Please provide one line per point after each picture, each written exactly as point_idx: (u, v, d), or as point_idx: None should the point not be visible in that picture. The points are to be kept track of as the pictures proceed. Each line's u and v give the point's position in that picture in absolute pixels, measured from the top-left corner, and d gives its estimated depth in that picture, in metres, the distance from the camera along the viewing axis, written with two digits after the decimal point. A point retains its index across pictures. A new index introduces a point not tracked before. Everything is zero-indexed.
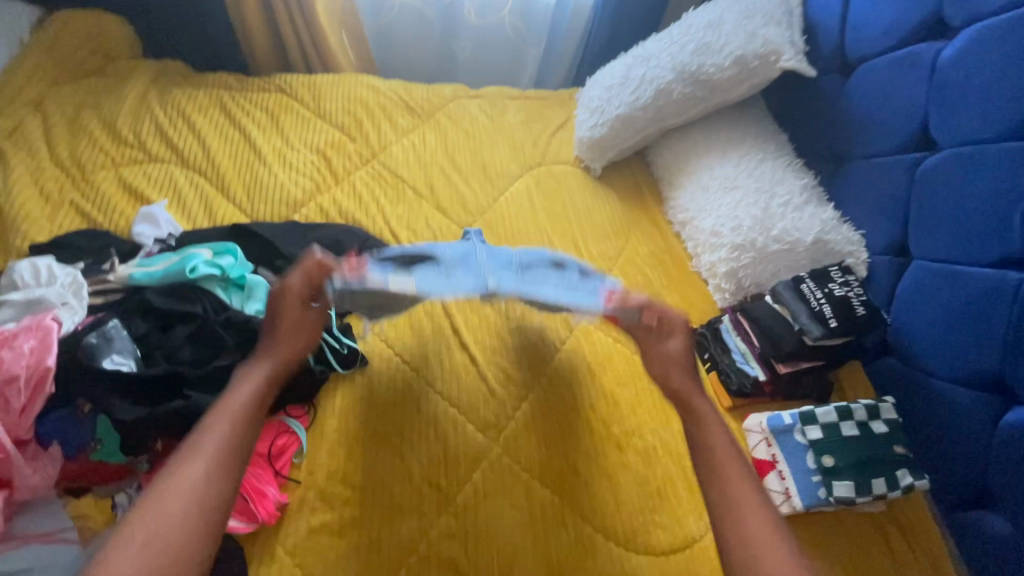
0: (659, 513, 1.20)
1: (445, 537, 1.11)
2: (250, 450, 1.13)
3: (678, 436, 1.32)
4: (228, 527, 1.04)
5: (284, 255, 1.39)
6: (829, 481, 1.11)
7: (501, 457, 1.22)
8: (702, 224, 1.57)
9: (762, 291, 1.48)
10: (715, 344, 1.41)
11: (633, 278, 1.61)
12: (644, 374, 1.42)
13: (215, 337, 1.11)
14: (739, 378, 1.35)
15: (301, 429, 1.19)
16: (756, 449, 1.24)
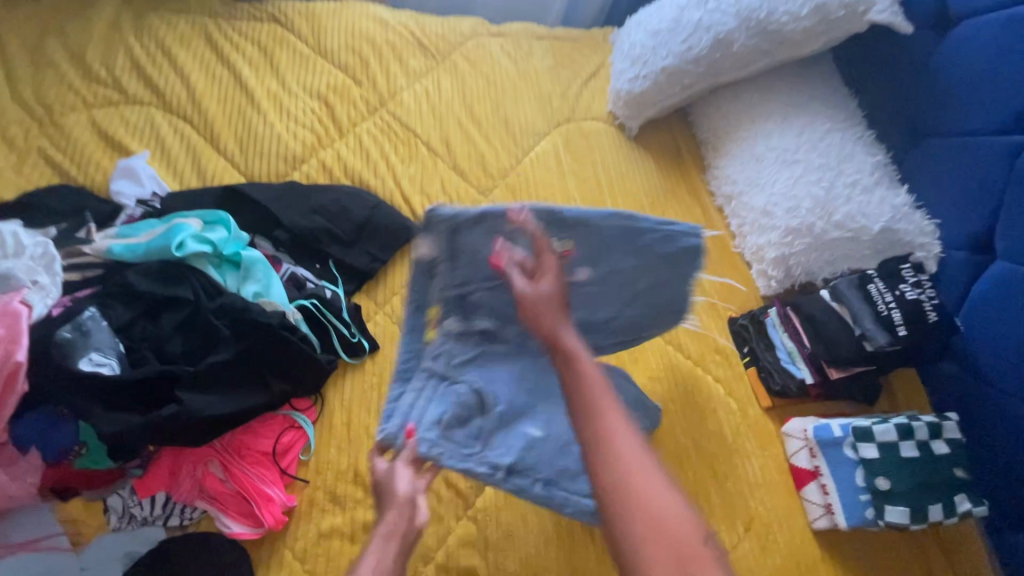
0: None
1: (463, 546, 1.05)
2: (252, 450, 1.02)
3: (711, 438, 1.24)
4: (233, 534, 0.96)
5: (284, 225, 1.23)
6: (878, 504, 1.04)
7: None
8: (754, 204, 1.39)
9: (813, 280, 1.34)
10: (759, 341, 1.29)
11: None
12: (678, 369, 1.31)
13: (210, 326, 0.98)
14: (783, 378, 1.24)
15: (309, 423, 1.09)
16: (796, 455, 1.19)
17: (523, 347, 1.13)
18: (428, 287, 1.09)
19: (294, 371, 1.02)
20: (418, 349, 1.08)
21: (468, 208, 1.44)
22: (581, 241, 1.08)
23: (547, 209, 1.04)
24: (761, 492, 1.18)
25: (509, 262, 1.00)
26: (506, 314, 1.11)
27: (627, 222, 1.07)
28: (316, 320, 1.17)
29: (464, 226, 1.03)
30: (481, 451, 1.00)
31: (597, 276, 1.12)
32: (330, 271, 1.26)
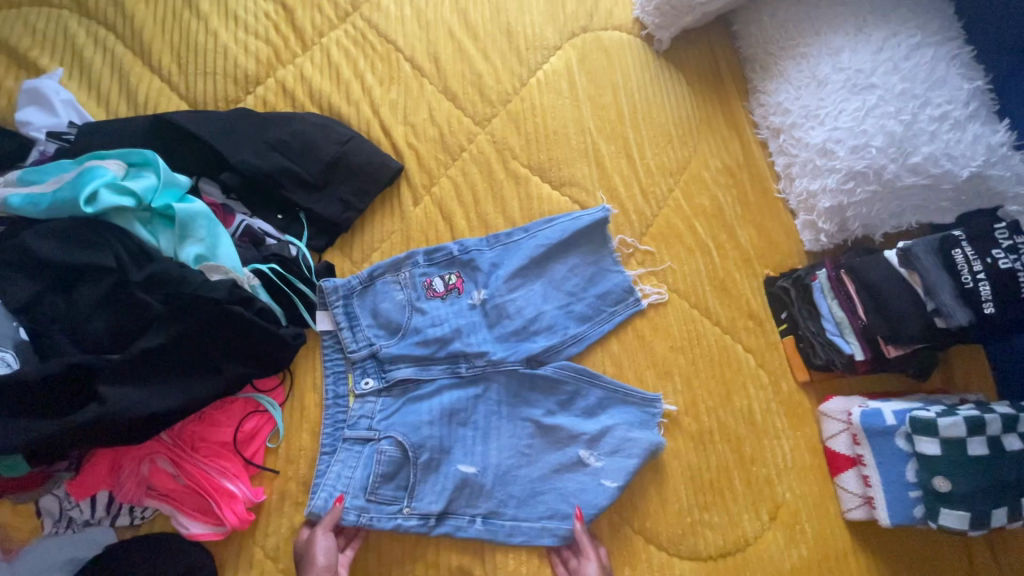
0: (709, 512, 1.02)
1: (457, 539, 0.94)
2: (207, 441, 0.88)
3: (739, 416, 1.08)
4: (191, 535, 0.85)
5: (233, 166, 1.00)
6: (931, 504, 0.91)
7: None
8: (809, 141, 1.15)
9: (873, 235, 1.15)
10: (799, 307, 1.12)
11: (699, 205, 1.24)
12: (704, 338, 1.13)
13: (137, 303, 0.79)
14: (828, 351, 1.07)
15: (276, 406, 0.94)
16: (834, 439, 1.05)
17: (478, 353, 1.01)
18: (394, 297, 1.02)
19: (249, 350, 0.85)
20: (360, 349, 0.99)
21: (461, 143, 1.20)
22: (513, 304, 1.05)
23: (495, 235, 1.09)
24: (791, 477, 1.05)
25: (443, 290, 1.03)
26: (477, 327, 1.03)
27: (568, 223, 1.11)
28: (279, 286, 0.99)
29: (420, 264, 1.04)
30: (405, 502, 0.92)
31: (545, 330, 1.05)
32: (297, 222, 1.06)
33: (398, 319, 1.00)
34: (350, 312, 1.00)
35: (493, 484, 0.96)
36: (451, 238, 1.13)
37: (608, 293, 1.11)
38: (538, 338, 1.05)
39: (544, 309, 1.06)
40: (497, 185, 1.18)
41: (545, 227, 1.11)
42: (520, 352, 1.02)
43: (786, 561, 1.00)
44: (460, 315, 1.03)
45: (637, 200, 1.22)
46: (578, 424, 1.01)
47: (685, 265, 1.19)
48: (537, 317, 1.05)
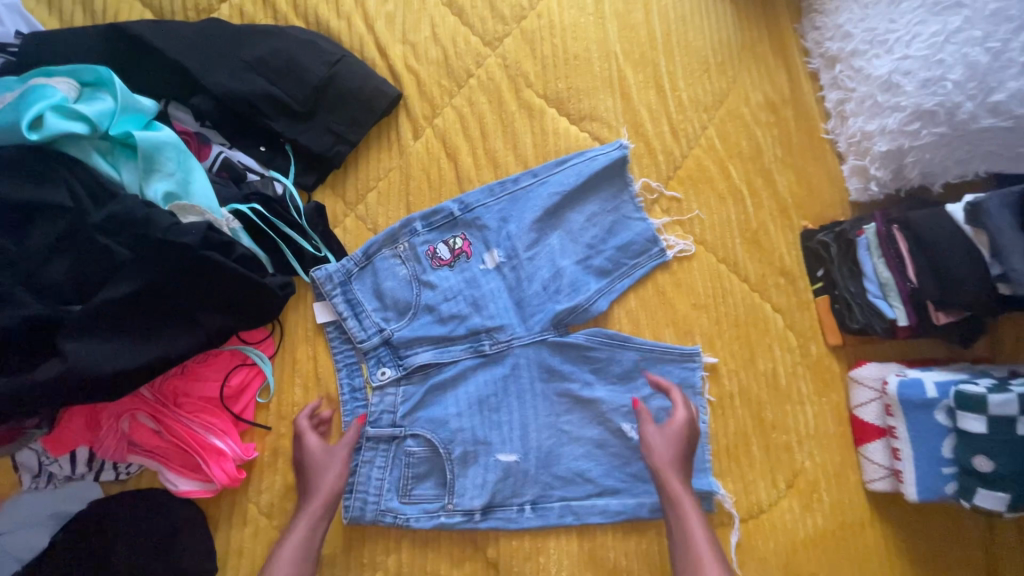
0: (723, 478, 0.97)
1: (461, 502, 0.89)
2: (192, 397, 0.82)
3: (763, 381, 1.01)
4: (180, 492, 0.80)
5: (206, 88, 0.87)
6: (966, 483, 0.86)
7: None
8: (872, 73, 0.99)
9: (931, 186, 1.01)
10: (840, 266, 1.01)
11: (735, 146, 1.10)
12: (729, 296, 1.04)
13: (100, 249, 0.71)
14: (866, 315, 0.98)
15: (265, 360, 0.87)
16: (863, 407, 0.98)
17: (500, 326, 0.92)
18: (397, 273, 0.92)
19: (230, 301, 0.77)
20: (369, 337, 0.90)
21: (468, 67, 1.05)
22: (532, 266, 0.95)
23: (493, 186, 0.97)
24: (812, 444, 0.99)
25: (450, 257, 0.93)
26: (498, 292, 0.94)
27: (582, 165, 1.00)
28: (265, 231, 0.89)
29: (419, 233, 0.93)
30: (447, 500, 0.87)
31: (565, 290, 0.95)
32: (282, 157, 0.94)
33: (406, 300, 0.91)
34: (351, 297, 0.90)
35: (538, 469, 0.90)
36: (455, 177, 1.01)
37: (629, 245, 1.00)
38: (560, 295, 0.94)
39: (564, 257, 0.96)
40: (508, 117, 1.05)
41: (555, 173, 0.99)
42: (541, 321, 0.93)
43: (801, 530, 0.96)
44: (473, 283, 0.93)
45: (665, 139, 1.08)
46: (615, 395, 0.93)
47: (714, 214, 1.07)
48: (555, 270, 0.95)
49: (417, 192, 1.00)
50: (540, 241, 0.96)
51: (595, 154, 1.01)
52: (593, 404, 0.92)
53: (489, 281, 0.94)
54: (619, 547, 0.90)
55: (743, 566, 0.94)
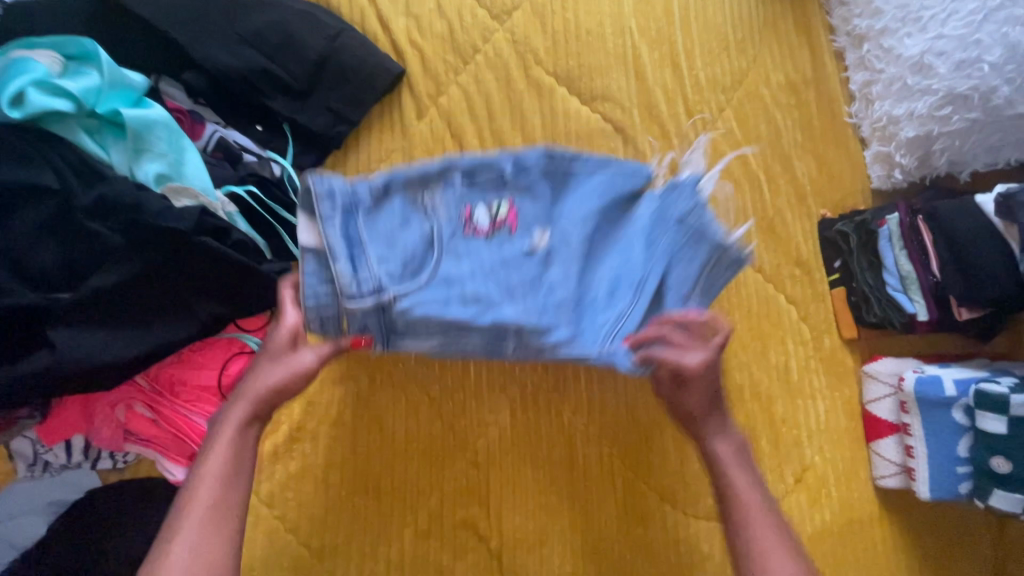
0: None
1: (462, 495, 0.87)
2: (189, 386, 0.80)
3: (774, 374, 0.98)
4: (178, 482, 0.79)
5: (198, 62, 0.83)
6: (981, 483, 0.84)
7: (536, 394, 0.90)
8: (903, 53, 0.94)
9: (958, 174, 0.97)
10: (858, 257, 0.98)
11: (753, 129, 1.05)
12: (743, 287, 1.00)
13: (89, 235, 0.68)
14: (884, 308, 0.95)
15: (264, 348, 0.84)
16: (876, 402, 0.95)
17: (540, 328, 0.68)
18: (416, 228, 0.70)
19: (227, 288, 0.75)
20: (364, 295, 0.67)
21: (475, 43, 1.00)
22: (582, 256, 0.72)
23: (557, 155, 0.73)
24: (823, 440, 0.97)
25: (490, 225, 0.71)
26: (534, 287, 0.70)
27: (608, 180, 0.74)
28: (261, 213, 0.85)
29: (457, 186, 0.71)
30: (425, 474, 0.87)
31: (630, 310, 0.70)
32: (280, 137, 0.90)
33: (420, 264, 0.69)
34: (353, 233, 0.68)
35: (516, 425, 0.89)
36: None
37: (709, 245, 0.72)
38: (618, 276, 0.71)
39: (633, 241, 0.72)
40: (516, 97, 1.00)
41: (608, 169, 0.75)
42: (587, 321, 0.70)
43: (808, 526, 0.94)
44: (512, 262, 0.70)
45: (680, 121, 1.04)
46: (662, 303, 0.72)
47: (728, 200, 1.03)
48: (604, 281, 0.71)
49: None
50: (598, 233, 0.73)
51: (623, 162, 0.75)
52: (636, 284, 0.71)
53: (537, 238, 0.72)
54: (624, 541, 0.87)
55: None
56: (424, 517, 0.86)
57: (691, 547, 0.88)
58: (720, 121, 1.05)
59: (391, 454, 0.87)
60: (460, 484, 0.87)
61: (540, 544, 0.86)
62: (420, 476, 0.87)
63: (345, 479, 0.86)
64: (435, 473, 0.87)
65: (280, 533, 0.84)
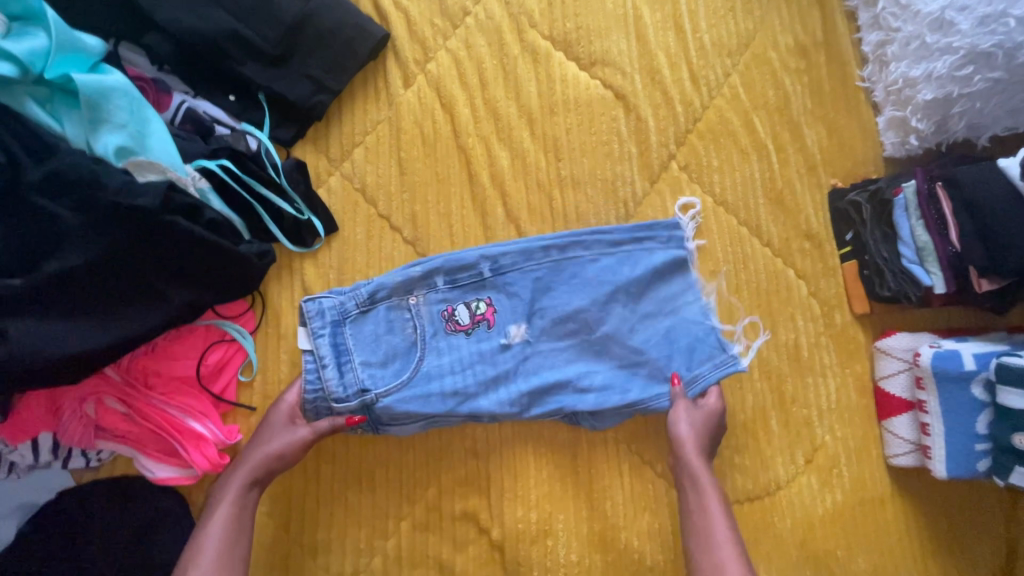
0: (740, 454, 0.91)
1: (460, 485, 0.83)
2: (165, 377, 0.75)
3: (784, 352, 0.94)
4: (157, 479, 0.74)
5: (161, 25, 0.76)
6: (1001, 461, 0.81)
7: None
8: (921, 9, 0.88)
9: (976, 138, 0.92)
10: (872, 228, 0.93)
11: (760, 95, 1.00)
12: (750, 262, 0.96)
13: (44, 214, 0.62)
14: (899, 281, 0.91)
15: (246, 336, 0.79)
16: (889, 379, 0.92)
17: (506, 413, 0.80)
18: (403, 329, 0.80)
19: (201, 270, 0.70)
20: (349, 397, 0.77)
21: (464, 4, 0.93)
22: (554, 357, 0.82)
23: (534, 248, 0.83)
24: (834, 418, 0.93)
25: (469, 322, 0.81)
26: (511, 375, 0.81)
27: (635, 248, 0.86)
28: (236, 192, 0.79)
29: (439, 288, 0.81)
30: (433, 471, 0.83)
31: (608, 388, 0.82)
32: (254, 107, 0.83)
33: (405, 362, 0.79)
34: (340, 343, 0.78)
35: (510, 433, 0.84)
36: (452, 131, 0.91)
37: (694, 344, 0.84)
38: (588, 366, 0.82)
39: (610, 343, 0.83)
40: (510, 62, 0.93)
41: (609, 254, 0.85)
42: (556, 403, 0.81)
43: (819, 507, 0.91)
44: (487, 359, 0.81)
45: (684, 87, 0.98)
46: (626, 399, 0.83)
47: (734, 171, 0.98)
48: (584, 375, 0.82)
49: (410, 147, 0.89)
50: (574, 333, 0.83)
51: (652, 246, 0.86)
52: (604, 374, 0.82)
53: (501, 316, 0.82)
54: (631, 528, 0.83)
55: (758, 544, 0.89)
56: (422, 509, 0.82)
57: None
58: (725, 87, 0.99)
59: (386, 444, 0.83)
60: (459, 473, 0.83)
61: (545, 534, 0.82)
62: (418, 468, 0.83)
63: (338, 471, 0.82)
64: (433, 463, 0.83)
65: None
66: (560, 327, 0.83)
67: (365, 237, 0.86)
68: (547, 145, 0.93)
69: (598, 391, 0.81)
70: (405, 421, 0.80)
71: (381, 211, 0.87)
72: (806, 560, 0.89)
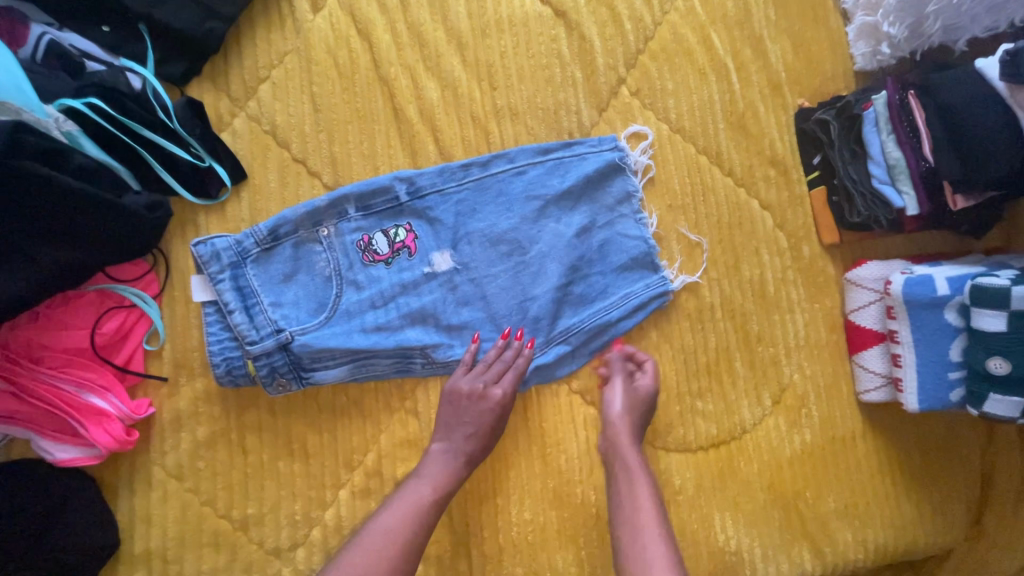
0: (705, 400, 0.85)
1: (403, 448, 0.77)
2: (55, 350, 0.68)
3: (748, 289, 0.88)
4: (58, 462, 0.68)
5: None
6: (975, 388, 0.76)
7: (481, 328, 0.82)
8: None
9: (953, 42, 0.83)
10: (840, 148, 0.85)
11: (716, 7, 0.90)
12: (711, 194, 0.88)
13: None
14: (868, 205, 0.83)
15: (147, 302, 0.71)
16: (860, 311, 0.86)
17: (438, 343, 0.75)
18: (315, 264, 0.74)
19: (74, 227, 0.63)
20: (263, 338, 0.71)
21: None
22: (489, 282, 0.77)
23: (453, 169, 0.78)
24: (802, 356, 0.88)
25: (388, 251, 0.75)
26: (439, 305, 0.76)
27: (568, 162, 0.80)
28: (119, 140, 0.70)
29: (351, 217, 0.75)
30: (372, 436, 0.76)
31: (545, 322, 0.78)
32: (135, 39, 0.72)
33: (321, 297, 0.73)
34: (244, 286, 0.72)
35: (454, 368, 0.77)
36: (371, 61, 0.81)
37: (631, 262, 0.80)
38: (524, 289, 0.78)
39: (547, 260, 0.78)
40: None
41: (535, 165, 0.80)
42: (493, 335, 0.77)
43: (788, 448, 0.86)
44: (411, 289, 0.76)
45: (633, 1, 0.88)
46: (575, 320, 0.78)
47: (691, 93, 0.89)
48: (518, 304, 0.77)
49: (324, 81, 0.79)
50: (508, 253, 0.78)
51: (582, 153, 0.81)
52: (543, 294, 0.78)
53: (422, 234, 0.77)
54: (588, 481, 0.78)
55: (725, 491, 0.84)
56: (361, 476, 0.76)
57: (662, 483, 0.83)
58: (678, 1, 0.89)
59: (319, 411, 0.76)
60: (401, 436, 0.77)
61: (496, 494, 0.77)
62: (356, 434, 0.76)
63: (267, 442, 0.75)
64: (372, 427, 0.77)
65: (195, 508, 0.72)
66: (491, 250, 0.78)
67: (280, 185, 0.77)
68: (481, 72, 0.83)
69: (546, 317, 0.77)
70: (333, 362, 0.73)
71: (296, 155, 0.78)
72: (775, 504, 0.85)
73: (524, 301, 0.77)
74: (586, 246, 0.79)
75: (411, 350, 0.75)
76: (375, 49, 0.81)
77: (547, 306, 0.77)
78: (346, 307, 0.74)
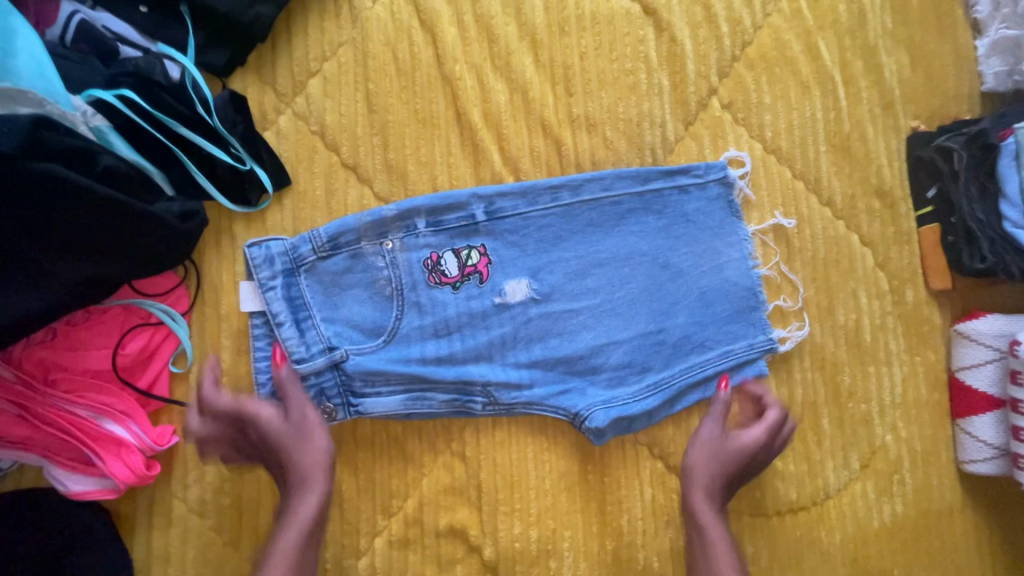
0: (783, 458, 0.76)
1: (446, 495, 0.68)
2: (73, 370, 0.61)
3: (843, 336, 0.77)
4: (70, 494, 0.61)
5: None
6: None
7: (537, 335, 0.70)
8: None
9: None
10: (965, 182, 0.74)
11: (827, 11, 0.79)
12: (806, 225, 0.77)
13: None
14: (996, 249, 0.72)
15: (178, 320, 0.64)
16: (972, 370, 0.75)
17: (500, 382, 0.67)
18: (375, 281, 0.66)
19: (102, 238, 0.56)
20: (311, 356, 0.64)
21: None
22: (567, 318, 0.69)
23: (540, 190, 0.69)
24: (898, 415, 0.78)
25: (457, 274, 0.67)
26: (507, 342, 0.68)
27: (668, 195, 0.71)
28: (152, 137, 0.63)
29: (419, 232, 0.67)
30: (413, 480, 0.68)
31: (627, 373, 0.69)
32: (176, 22, 0.64)
33: (379, 319, 0.66)
34: (295, 296, 0.65)
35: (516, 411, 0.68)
36: (434, 57, 0.71)
37: (735, 313, 0.71)
38: (607, 335, 0.69)
39: (637, 304, 0.70)
40: None
41: (631, 195, 0.71)
42: (564, 383, 0.68)
43: (875, 519, 0.76)
44: (479, 320, 0.68)
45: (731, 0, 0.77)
46: (659, 373, 0.69)
47: (791, 109, 0.78)
48: (600, 350, 0.69)
49: (381, 77, 0.70)
50: (592, 291, 0.70)
51: (685, 183, 0.72)
52: (626, 340, 0.69)
53: (498, 256, 0.68)
54: (651, 546, 0.69)
55: (801, 563, 0.75)
56: (400, 524, 0.68)
57: None
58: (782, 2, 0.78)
59: (356, 448, 0.69)
60: (444, 483, 0.69)
61: (547, 554, 0.68)
62: (395, 477, 0.68)
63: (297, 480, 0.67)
64: (413, 469, 0.69)
65: (217, 550, 0.65)
66: (574, 284, 0.70)
67: (326, 193, 0.68)
68: (556, 73, 0.73)
69: (627, 366, 0.69)
70: (383, 394, 0.66)
71: (346, 159, 0.69)
72: None
73: (603, 347, 0.69)
74: (680, 291, 0.71)
75: (478, 387, 0.67)
76: (438, 45, 0.71)
77: (631, 354, 0.69)
78: (405, 330, 0.66)
